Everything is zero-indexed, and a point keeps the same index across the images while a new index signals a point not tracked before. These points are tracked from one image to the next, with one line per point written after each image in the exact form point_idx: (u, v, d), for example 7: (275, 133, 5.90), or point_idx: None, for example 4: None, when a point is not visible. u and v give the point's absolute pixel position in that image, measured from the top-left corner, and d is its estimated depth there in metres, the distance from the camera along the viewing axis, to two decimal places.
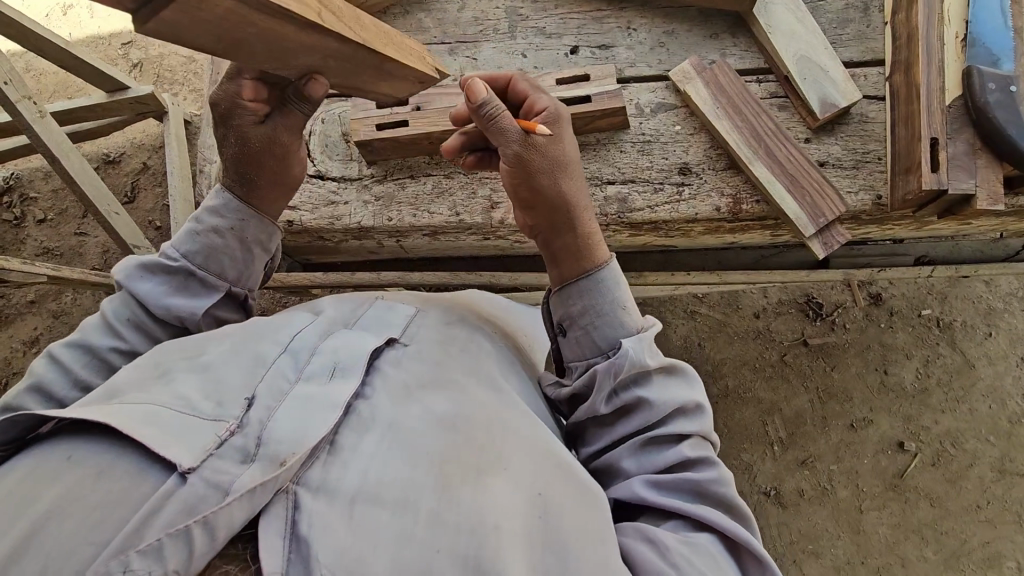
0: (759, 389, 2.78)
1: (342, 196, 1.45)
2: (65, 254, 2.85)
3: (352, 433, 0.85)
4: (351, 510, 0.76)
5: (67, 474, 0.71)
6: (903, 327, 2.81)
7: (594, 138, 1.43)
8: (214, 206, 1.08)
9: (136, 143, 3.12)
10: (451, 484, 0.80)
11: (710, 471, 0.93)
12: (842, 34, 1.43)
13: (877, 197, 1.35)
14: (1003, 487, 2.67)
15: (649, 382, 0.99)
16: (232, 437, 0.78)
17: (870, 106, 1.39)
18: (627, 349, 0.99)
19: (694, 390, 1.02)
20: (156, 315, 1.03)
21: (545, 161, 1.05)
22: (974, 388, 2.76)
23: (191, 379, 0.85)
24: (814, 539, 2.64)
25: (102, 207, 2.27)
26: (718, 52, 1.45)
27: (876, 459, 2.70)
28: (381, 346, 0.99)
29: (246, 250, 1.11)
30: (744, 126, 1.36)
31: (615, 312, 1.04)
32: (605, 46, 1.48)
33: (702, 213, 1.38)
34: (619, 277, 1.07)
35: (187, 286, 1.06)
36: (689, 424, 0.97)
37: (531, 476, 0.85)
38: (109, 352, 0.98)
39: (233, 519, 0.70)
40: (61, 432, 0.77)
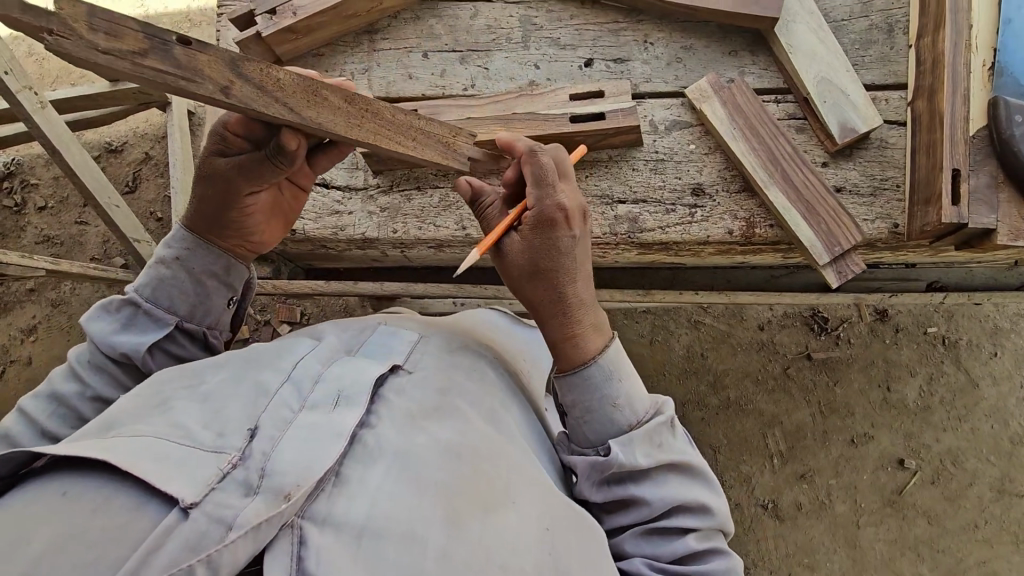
0: (760, 401, 2.76)
1: (346, 207, 1.42)
2: (65, 243, 2.82)
3: (358, 466, 0.81)
4: (358, 547, 0.73)
5: (61, 510, 0.66)
6: (908, 343, 2.79)
7: (607, 155, 1.40)
8: (167, 238, 1.09)
9: (139, 132, 3.08)
10: (460, 520, 0.79)
11: (718, 560, 0.97)
12: (865, 56, 1.40)
13: (893, 226, 1.32)
14: (1001, 506, 2.66)
15: (646, 478, 0.98)
16: (234, 470, 0.75)
17: (890, 131, 1.36)
18: (618, 452, 0.97)
19: (695, 480, 1.01)
20: (109, 356, 1.03)
21: (523, 259, 1.03)
22: (976, 407, 2.75)
23: (192, 411, 0.82)
24: (809, 553, 2.63)
25: (103, 200, 2.24)
26: (736, 70, 1.42)
27: (875, 476, 2.69)
28: (385, 373, 0.95)
29: (197, 282, 1.09)
30: (761, 148, 1.33)
31: (600, 416, 1.00)
32: (620, 60, 1.45)
33: (714, 236, 1.35)
34: (610, 382, 1.01)
35: (135, 320, 1.06)
36: (693, 518, 0.98)
37: (538, 512, 0.87)
38: (72, 398, 0.99)
39: (237, 557, 0.66)
40: (54, 465, 0.72)
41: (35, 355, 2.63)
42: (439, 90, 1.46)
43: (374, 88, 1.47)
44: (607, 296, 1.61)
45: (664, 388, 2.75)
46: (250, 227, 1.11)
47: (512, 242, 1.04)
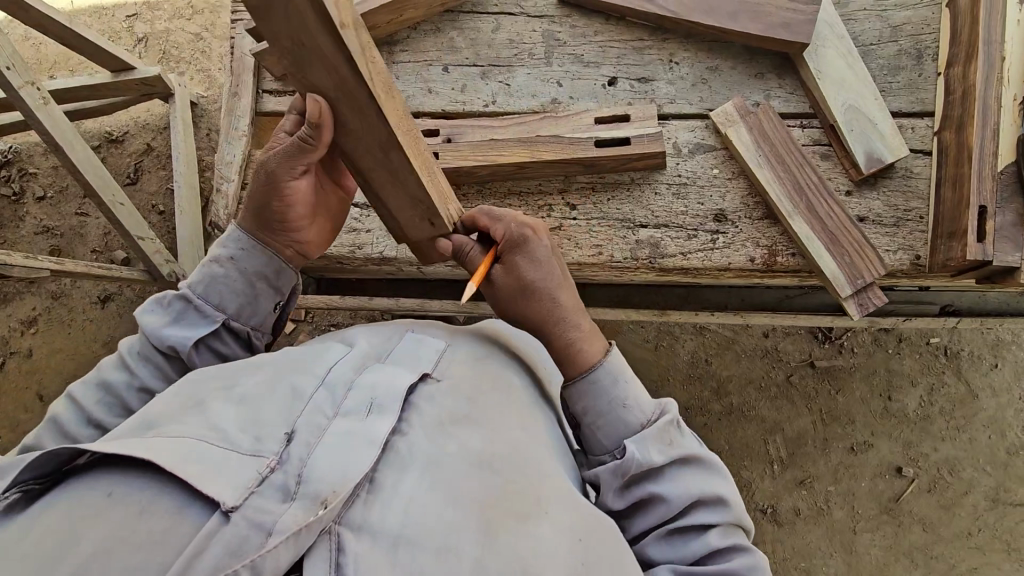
0: (762, 407, 2.68)
1: (364, 224, 1.41)
2: (65, 234, 2.74)
3: (392, 473, 0.81)
4: (396, 554, 0.72)
5: (108, 512, 0.67)
6: (911, 354, 2.70)
7: (630, 178, 1.38)
8: (223, 238, 1.11)
9: (141, 122, 2.89)
10: (494, 530, 0.78)
11: (738, 557, 0.94)
12: (892, 83, 1.38)
13: (915, 257, 1.31)
14: (995, 516, 2.57)
15: (663, 475, 0.97)
16: (272, 474, 0.76)
17: (916, 160, 1.35)
18: (633, 451, 0.97)
19: (712, 476, 1.00)
20: (158, 349, 1.05)
21: (508, 283, 1.07)
22: (975, 418, 2.65)
23: (229, 412, 0.82)
24: (806, 557, 2.57)
25: (108, 199, 2.14)
26: (762, 93, 1.40)
27: (873, 484, 2.60)
28: (416, 381, 0.94)
29: (247, 281, 1.10)
30: (786, 178, 1.31)
31: (613, 418, 1.01)
32: (645, 79, 1.42)
33: (735, 263, 1.33)
34: (618, 385, 1.03)
35: (185, 315, 1.07)
36: (712, 513, 0.96)
37: (570, 519, 0.85)
38: (121, 388, 1.01)
39: (279, 561, 0.66)
40: (98, 466, 0.73)
41: (36, 347, 2.60)
42: (460, 106, 1.43)
43: None
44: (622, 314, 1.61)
45: (669, 394, 2.69)
46: (304, 226, 1.11)
47: (497, 271, 1.09)
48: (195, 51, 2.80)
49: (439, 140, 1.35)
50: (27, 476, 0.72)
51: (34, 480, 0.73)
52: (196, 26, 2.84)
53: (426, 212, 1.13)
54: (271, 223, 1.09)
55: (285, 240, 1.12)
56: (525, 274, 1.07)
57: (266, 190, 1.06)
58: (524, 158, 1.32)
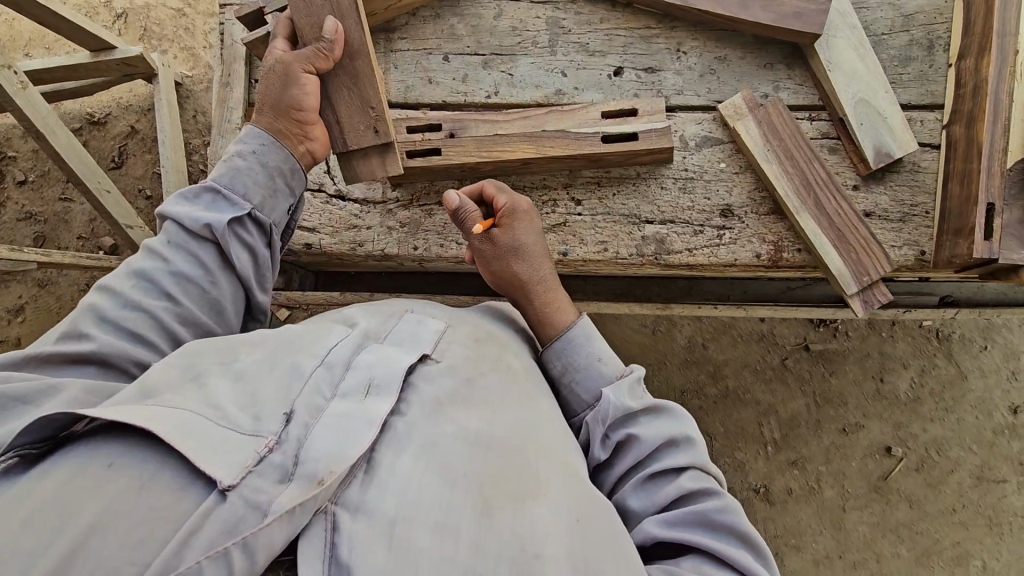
0: (757, 390, 2.51)
1: (364, 220, 1.38)
2: (49, 220, 2.63)
3: (390, 452, 0.78)
4: (394, 534, 0.69)
5: (105, 485, 0.66)
6: (903, 336, 2.51)
7: (636, 172, 1.36)
8: (240, 138, 1.12)
9: (123, 103, 2.73)
10: (490, 510, 0.73)
11: (710, 500, 0.89)
12: (903, 74, 1.36)
13: (920, 253, 1.31)
14: (980, 492, 2.38)
15: (636, 420, 0.97)
16: (270, 454, 0.73)
17: (924, 154, 1.34)
18: (609, 397, 0.99)
19: (686, 423, 0.98)
20: (190, 233, 1.03)
21: (504, 245, 1.16)
22: (963, 399, 2.46)
23: (225, 388, 0.79)
24: (796, 534, 2.38)
25: (92, 185, 2.06)
26: (771, 84, 1.37)
27: (862, 463, 2.42)
28: (415, 362, 0.90)
29: (269, 177, 1.10)
30: (796, 173, 1.30)
31: (589, 371, 1.05)
32: (652, 69, 1.39)
33: (741, 259, 1.32)
34: (593, 340, 1.08)
35: (215, 203, 1.06)
36: (684, 456, 0.93)
37: (572, 497, 0.80)
38: (152, 275, 0.98)
39: (273, 541, 0.65)
40: (96, 435, 0.71)
41: (24, 336, 2.53)
42: (461, 96, 1.39)
43: (393, 94, 1.39)
44: (625, 307, 1.59)
45: (664, 378, 2.51)
46: (308, 125, 1.15)
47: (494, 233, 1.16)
48: (178, 28, 2.68)
49: (442, 134, 1.32)
50: (24, 440, 0.71)
51: (31, 444, 0.72)
52: (178, 1, 2.71)
53: (375, 121, 1.21)
54: (281, 113, 1.13)
55: (295, 130, 1.14)
56: (524, 234, 1.17)
57: (280, 84, 1.12)
58: (530, 153, 1.30)
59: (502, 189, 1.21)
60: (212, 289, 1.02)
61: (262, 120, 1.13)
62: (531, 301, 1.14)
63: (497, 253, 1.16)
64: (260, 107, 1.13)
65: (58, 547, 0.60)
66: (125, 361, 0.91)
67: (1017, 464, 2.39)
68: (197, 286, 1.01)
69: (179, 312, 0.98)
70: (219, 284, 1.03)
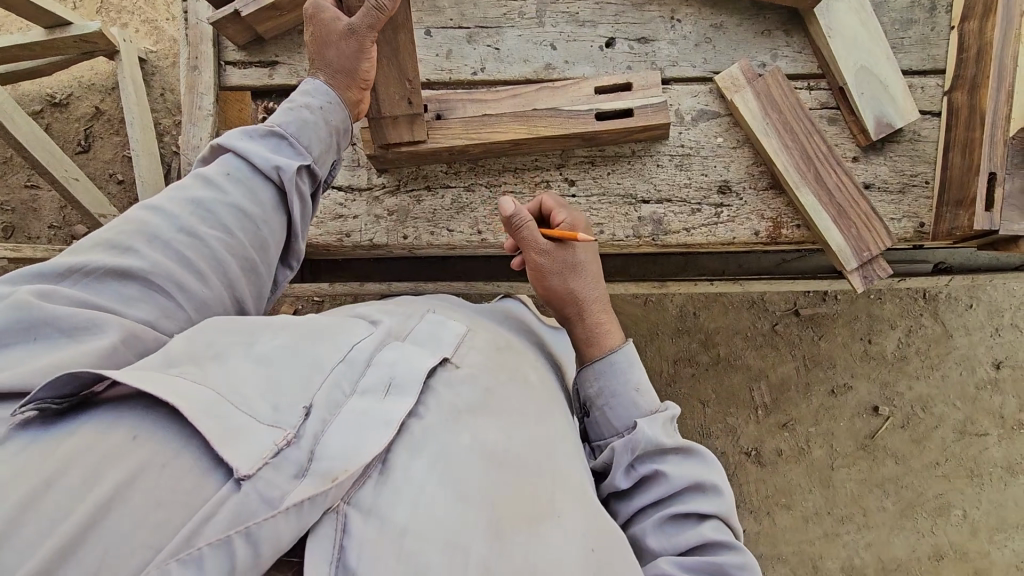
0: (748, 355, 2.40)
1: (350, 209, 1.32)
2: (16, 210, 2.49)
3: (405, 453, 0.72)
4: (400, 546, 0.64)
5: (125, 458, 0.59)
6: (892, 298, 2.40)
7: (630, 150, 1.31)
8: (306, 89, 1.07)
9: (85, 82, 2.58)
10: (505, 531, 0.70)
11: (730, 555, 0.88)
12: (904, 38, 1.32)
13: (919, 225, 1.29)
14: (963, 447, 2.34)
15: (664, 458, 0.96)
16: (288, 449, 0.66)
17: (924, 122, 1.31)
18: (642, 428, 0.97)
19: (714, 470, 0.96)
20: (254, 170, 0.96)
21: (557, 261, 1.13)
22: (948, 356, 2.39)
23: (247, 369, 0.72)
24: (786, 493, 2.32)
25: (58, 173, 1.95)
26: (769, 52, 1.32)
27: (851, 423, 2.35)
28: (436, 366, 0.84)
29: (330, 134, 1.07)
30: (794, 146, 1.26)
31: (624, 399, 1.03)
32: (644, 39, 1.33)
33: (740, 237, 1.29)
34: (634, 368, 1.06)
35: (279, 146, 1.00)
36: (709, 504, 0.92)
37: (584, 524, 0.78)
38: (209, 202, 0.90)
39: (279, 538, 0.59)
40: (124, 400, 0.64)
41: None
42: (446, 74, 1.33)
43: None
44: (620, 286, 1.57)
45: (656, 349, 2.40)
46: (368, 94, 1.16)
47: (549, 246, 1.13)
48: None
49: (428, 116, 1.27)
50: (48, 394, 0.61)
51: (53, 399, 0.62)
52: None
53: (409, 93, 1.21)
54: (349, 79, 1.10)
55: (357, 96, 1.13)
56: (580, 250, 1.14)
57: (351, 50, 1.07)
58: (522, 135, 1.25)
59: (563, 204, 1.19)
60: (265, 227, 0.95)
61: (332, 84, 1.09)
62: (579, 322, 1.12)
63: (557, 265, 1.13)
64: (328, 68, 1.09)
65: (72, 521, 0.54)
66: (171, 284, 0.82)
67: (998, 418, 2.36)
68: (251, 221, 0.93)
69: (234, 246, 0.90)
70: (271, 225, 0.96)
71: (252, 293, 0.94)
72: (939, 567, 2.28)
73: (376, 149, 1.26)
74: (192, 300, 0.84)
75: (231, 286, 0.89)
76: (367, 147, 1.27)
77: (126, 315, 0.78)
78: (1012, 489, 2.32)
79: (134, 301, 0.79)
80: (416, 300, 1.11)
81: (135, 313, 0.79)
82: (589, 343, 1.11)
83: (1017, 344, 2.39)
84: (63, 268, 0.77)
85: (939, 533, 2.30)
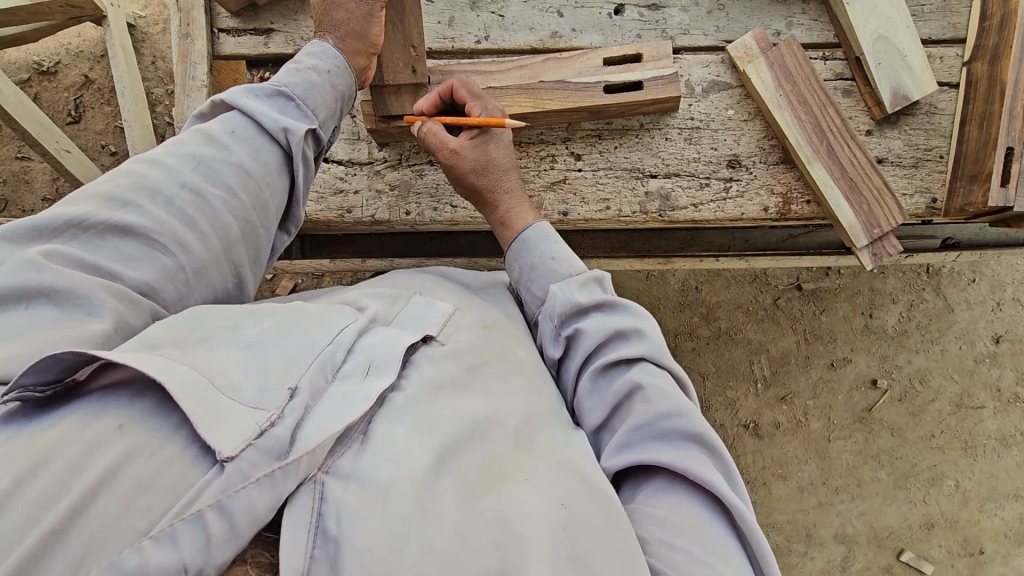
0: (749, 329, 2.40)
1: (351, 183, 1.29)
2: (8, 182, 2.44)
3: (387, 424, 0.71)
4: (382, 505, 0.63)
5: (112, 444, 0.59)
6: (895, 271, 2.39)
7: (638, 123, 1.27)
8: (313, 51, 1.06)
9: (72, 49, 2.49)
10: (474, 493, 0.68)
11: (654, 388, 0.88)
12: (924, 5, 1.28)
13: (931, 201, 1.25)
14: (958, 419, 2.36)
15: (588, 318, 0.99)
16: (272, 428, 0.64)
17: (942, 94, 1.27)
18: (555, 292, 1.02)
19: (640, 320, 0.98)
20: (260, 129, 0.95)
21: (469, 162, 1.12)
22: (948, 330, 2.39)
23: (232, 355, 0.71)
24: (783, 464, 2.35)
25: (50, 144, 1.90)
26: (784, 20, 1.29)
27: (849, 396, 2.37)
28: (418, 342, 0.85)
29: (337, 98, 1.06)
30: (808, 118, 1.22)
31: (540, 272, 1.06)
32: (655, 6, 1.29)
33: (749, 213, 1.26)
34: (546, 240, 1.08)
35: (284, 108, 0.99)
36: (632, 349, 0.93)
37: (555, 483, 0.74)
38: (211, 159, 0.88)
39: (255, 513, 0.58)
40: (111, 389, 0.63)
41: None
42: (448, 42, 1.28)
43: None
44: (625, 262, 1.54)
45: (657, 323, 2.39)
46: (376, 60, 1.13)
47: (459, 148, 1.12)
48: None
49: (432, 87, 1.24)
50: (31, 381, 0.60)
51: (38, 386, 0.61)
52: None
53: (414, 60, 1.18)
54: (360, 45, 1.09)
55: (364, 62, 1.11)
56: (494, 149, 1.13)
57: (361, 13, 1.07)
58: (527, 108, 1.21)
59: (474, 94, 1.15)
60: (267, 190, 0.93)
61: (342, 48, 1.08)
62: (494, 212, 1.14)
63: (471, 164, 1.12)
64: (335, 32, 1.08)
65: (59, 506, 0.53)
66: (172, 242, 0.80)
67: (994, 391, 2.38)
68: (255, 183, 0.91)
69: (235, 207, 0.88)
70: (273, 188, 0.95)
71: (250, 259, 0.93)
72: (930, 534, 2.33)
73: (377, 121, 1.22)
74: (192, 260, 0.82)
75: (230, 250, 0.87)
76: (368, 120, 1.23)
77: (125, 275, 0.76)
78: (1004, 460, 2.36)
79: (134, 260, 0.78)
80: (405, 280, 1.11)
81: (133, 274, 0.77)
82: (502, 226, 1.14)
83: (1017, 318, 2.39)
84: (61, 222, 0.75)
85: (931, 502, 2.34)
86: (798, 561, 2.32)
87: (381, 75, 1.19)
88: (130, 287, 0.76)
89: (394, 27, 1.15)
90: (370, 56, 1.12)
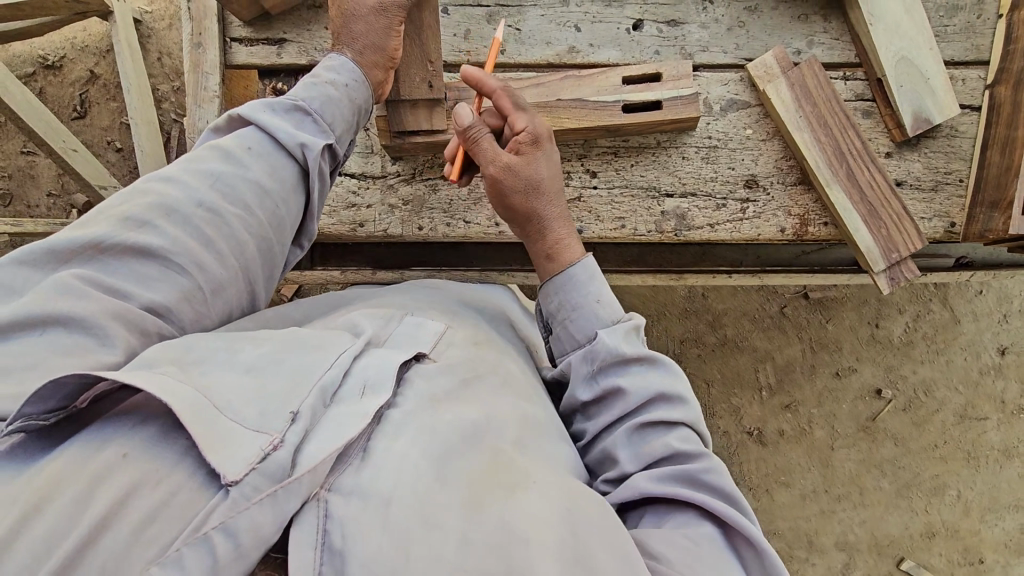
0: (754, 337, 2.39)
1: (363, 198, 1.28)
2: (12, 176, 2.42)
3: (386, 439, 0.71)
4: (385, 515, 0.62)
5: (118, 474, 0.57)
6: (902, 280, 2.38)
7: (655, 140, 1.26)
8: (330, 65, 1.04)
9: (78, 44, 2.47)
10: (482, 503, 0.66)
11: (696, 458, 0.83)
12: (948, 26, 1.26)
13: (950, 225, 1.24)
14: (962, 430, 2.36)
15: (627, 370, 0.91)
16: (275, 452, 0.62)
17: (963, 117, 1.25)
18: (601, 339, 0.93)
19: (679, 379, 0.91)
20: (275, 144, 0.93)
21: (519, 180, 1.02)
22: (954, 341, 2.38)
23: (232, 377, 0.70)
24: (787, 471, 2.35)
25: (57, 144, 1.88)
26: (805, 39, 1.27)
27: (853, 406, 2.36)
28: (410, 359, 0.85)
29: (354, 111, 1.05)
30: (828, 140, 1.20)
31: (585, 312, 0.97)
32: (675, 22, 1.27)
33: (765, 234, 1.25)
34: (594, 280, 0.99)
35: (299, 121, 0.97)
36: (673, 411, 0.87)
37: (555, 487, 0.72)
38: (228, 176, 0.86)
39: (260, 530, 0.57)
40: (115, 416, 0.62)
41: None
42: (463, 55, 1.26)
43: None
44: (635, 275, 1.53)
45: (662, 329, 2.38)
46: (393, 75, 1.12)
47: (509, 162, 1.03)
48: None
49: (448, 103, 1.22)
50: (35, 409, 0.59)
51: (41, 415, 0.60)
52: None
53: (432, 75, 1.17)
54: (379, 61, 1.08)
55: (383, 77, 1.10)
56: (544, 166, 1.04)
57: (380, 26, 1.06)
58: None
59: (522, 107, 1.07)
60: (284, 207, 0.92)
61: (359, 62, 1.06)
62: (537, 238, 1.05)
63: (521, 183, 1.02)
64: (354, 46, 1.06)
65: (69, 540, 0.52)
66: (190, 263, 0.79)
67: (998, 403, 2.37)
68: (272, 200, 0.90)
69: (252, 225, 0.87)
70: (289, 205, 0.94)
71: (263, 276, 0.92)
72: (931, 543, 2.33)
73: (391, 138, 1.22)
74: (208, 280, 0.82)
75: (245, 267, 0.87)
76: (382, 136, 1.22)
77: (139, 297, 0.75)
78: (1007, 471, 2.35)
79: (151, 282, 0.77)
80: (401, 298, 1.10)
81: (149, 296, 0.76)
82: (546, 257, 1.04)
83: None
84: (74, 248, 0.73)
85: (932, 511, 2.34)
86: (799, 567, 2.33)
87: (398, 90, 1.18)
88: (144, 308, 0.75)
89: (413, 40, 1.15)
90: (387, 71, 1.11)
